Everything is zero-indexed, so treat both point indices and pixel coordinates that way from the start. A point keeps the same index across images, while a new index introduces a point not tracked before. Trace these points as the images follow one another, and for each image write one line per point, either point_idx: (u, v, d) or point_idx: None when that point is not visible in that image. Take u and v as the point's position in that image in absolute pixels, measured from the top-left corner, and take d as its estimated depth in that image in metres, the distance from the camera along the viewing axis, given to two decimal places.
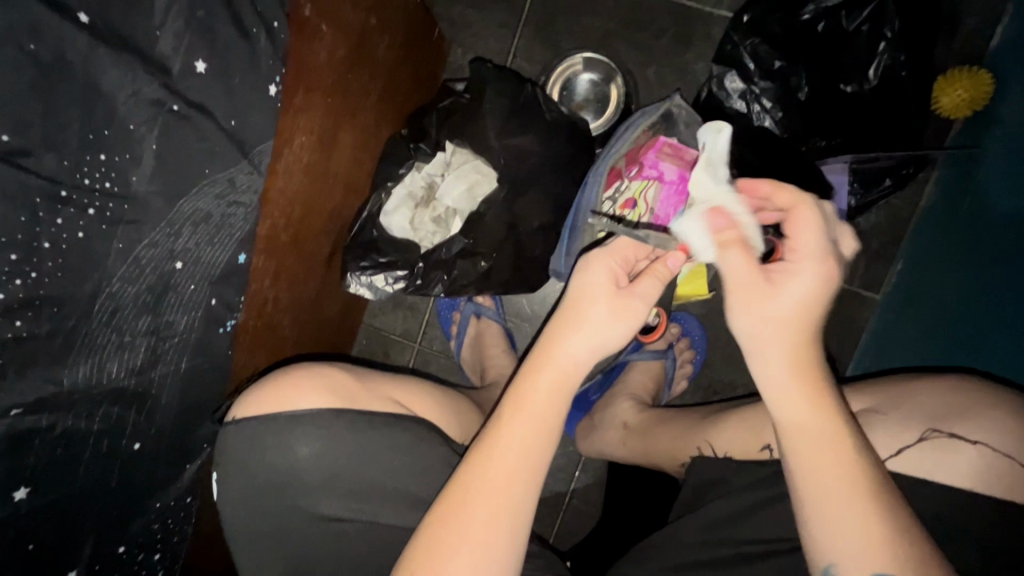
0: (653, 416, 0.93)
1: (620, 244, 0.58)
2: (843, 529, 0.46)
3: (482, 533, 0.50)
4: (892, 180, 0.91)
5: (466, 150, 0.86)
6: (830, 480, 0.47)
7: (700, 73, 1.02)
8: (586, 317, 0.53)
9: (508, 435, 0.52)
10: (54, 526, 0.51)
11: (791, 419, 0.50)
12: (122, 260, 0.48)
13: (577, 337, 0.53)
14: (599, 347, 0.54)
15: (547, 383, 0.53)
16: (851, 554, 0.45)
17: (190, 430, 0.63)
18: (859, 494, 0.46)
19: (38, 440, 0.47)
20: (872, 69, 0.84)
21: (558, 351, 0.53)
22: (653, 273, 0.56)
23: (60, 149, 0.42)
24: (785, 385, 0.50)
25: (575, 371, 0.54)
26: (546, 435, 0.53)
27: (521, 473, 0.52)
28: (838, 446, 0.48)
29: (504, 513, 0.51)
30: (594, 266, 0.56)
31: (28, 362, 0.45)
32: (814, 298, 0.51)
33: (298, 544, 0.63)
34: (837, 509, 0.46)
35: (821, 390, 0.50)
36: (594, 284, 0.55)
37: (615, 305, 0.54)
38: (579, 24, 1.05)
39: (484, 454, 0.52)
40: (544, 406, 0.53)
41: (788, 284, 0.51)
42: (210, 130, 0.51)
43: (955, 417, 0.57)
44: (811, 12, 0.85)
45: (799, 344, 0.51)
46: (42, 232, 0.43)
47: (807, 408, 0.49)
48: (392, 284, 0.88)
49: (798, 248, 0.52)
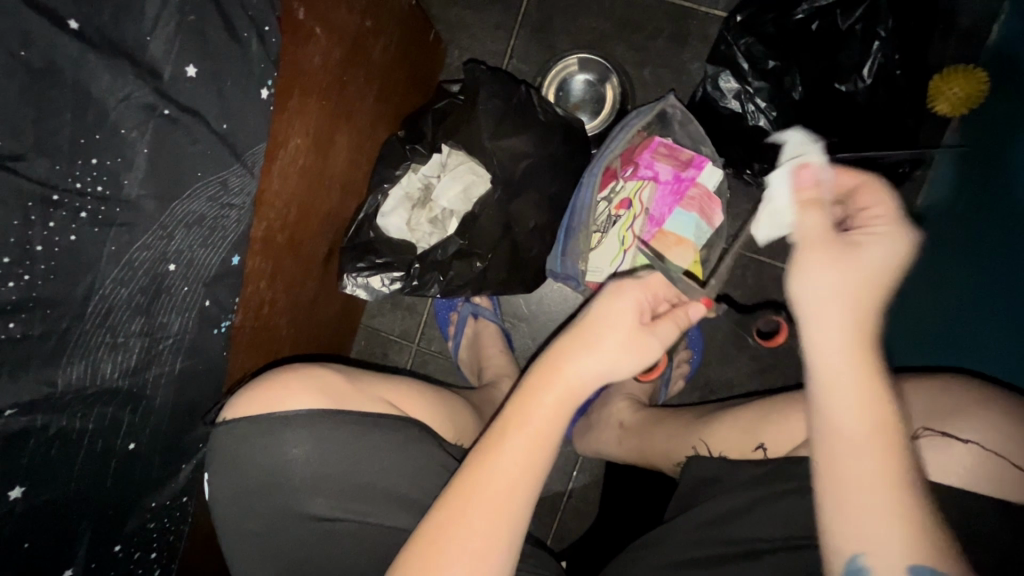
0: (648, 416, 0.93)
1: (654, 278, 0.58)
2: (872, 522, 0.42)
3: (480, 540, 0.50)
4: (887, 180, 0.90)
5: (460, 151, 0.87)
6: (868, 468, 0.43)
7: (695, 73, 1.02)
8: (607, 344, 0.54)
9: (513, 448, 0.52)
10: (50, 525, 0.52)
11: (841, 402, 0.45)
12: (114, 263, 0.49)
13: (590, 358, 0.53)
14: (609, 374, 0.54)
15: (555, 401, 0.53)
16: (878, 550, 0.42)
17: (184, 430, 0.64)
18: (895, 488, 0.43)
19: (31, 440, 0.48)
20: (866, 68, 0.83)
21: (571, 372, 0.53)
22: (671, 316, 0.57)
23: (51, 154, 0.43)
24: (838, 365, 0.46)
25: (582, 392, 0.54)
26: (548, 448, 0.53)
27: (521, 484, 0.52)
28: (882, 437, 0.44)
29: (504, 520, 0.51)
30: (624, 294, 0.56)
31: (21, 362, 0.45)
32: (895, 267, 0.48)
33: (292, 543, 0.63)
34: (866, 497, 0.43)
35: (875, 376, 0.45)
36: (620, 313, 0.55)
37: (637, 340, 0.54)
38: (574, 24, 1.05)
39: (492, 462, 0.52)
40: (552, 422, 0.53)
41: (872, 247, 0.48)
42: (202, 132, 0.51)
43: (947, 417, 0.58)
44: (804, 11, 0.85)
45: (860, 320, 0.46)
46: (34, 235, 0.43)
47: (856, 394, 0.45)
48: (389, 285, 0.89)
49: (877, 212, 0.51)
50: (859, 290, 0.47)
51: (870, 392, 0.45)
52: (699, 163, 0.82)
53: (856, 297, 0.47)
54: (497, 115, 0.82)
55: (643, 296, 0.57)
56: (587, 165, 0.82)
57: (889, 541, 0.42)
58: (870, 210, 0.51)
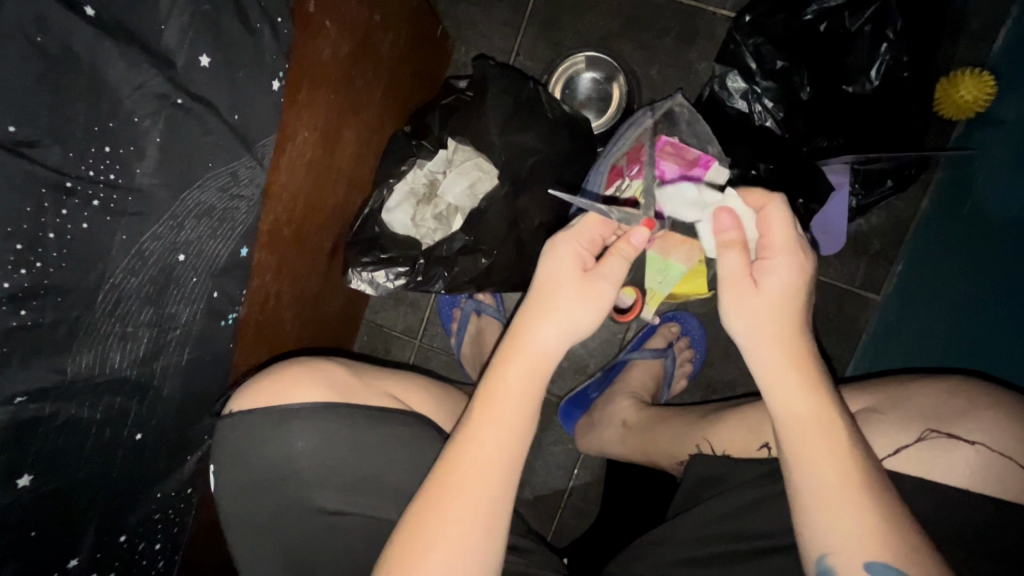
0: (652, 415, 0.93)
1: (585, 225, 0.57)
2: (835, 538, 0.47)
3: (475, 506, 0.51)
4: (894, 181, 0.92)
5: (467, 147, 0.87)
6: (820, 471, 0.48)
7: (702, 72, 1.02)
8: (573, 313, 0.53)
9: (493, 414, 0.53)
10: (57, 514, 0.52)
11: (785, 406, 0.50)
12: (125, 251, 0.48)
13: (549, 325, 0.53)
14: (575, 333, 0.54)
15: (519, 372, 0.53)
16: (843, 553, 0.47)
17: (190, 422, 0.63)
18: (856, 495, 0.47)
19: (41, 428, 0.48)
20: (874, 70, 0.84)
21: (534, 343, 0.53)
22: (620, 252, 0.55)
23: (65, 141, 0.43)
24: (781, 391, 0.51)
25: (549, 363, 0.54)
26: (526, 423, 0.53)
27: (511, 448, 0.53)
28: (837, 449, 0.48)
29: (499, 480, 0.52)
30: (560, 250, 0.56)
31: (31, 352, 0.45)
32: (795, 292, 0.52)
33: (299, 535, 0.64)
34: (834, 498, 0.47)
35: (822, 390, 0.50)
36: (564, 270, 0.55)
37: (585, 291, 0.54)
38: (582, 22, 1.05)
39: (467, 443, 0.52)
40: (522, 386, 0.53)
41: (772, 281, 0.52)
42: (214, 123, 0.51)
43: (952, 418, 0.58)
44: (813, 12, 0.84)
45: (789, 346, 0.51)
46: (47, 222, 0.43)
47: (809, 415, 0.49)
48: (392, 280, 0.89)
49: (772, 245, 0.53)
50: (775, 319, 0.51)
51: (814, 405, 0.50)
52: (706, 162, 0.78)
53: (779, 323, 0.51)
54: (505, 111, 0.82)
55: (578, 245, 0.56)
56: (595, 164, 0.88)
57: (857, 546, 0.46)
58: (766, 241, 0.53)
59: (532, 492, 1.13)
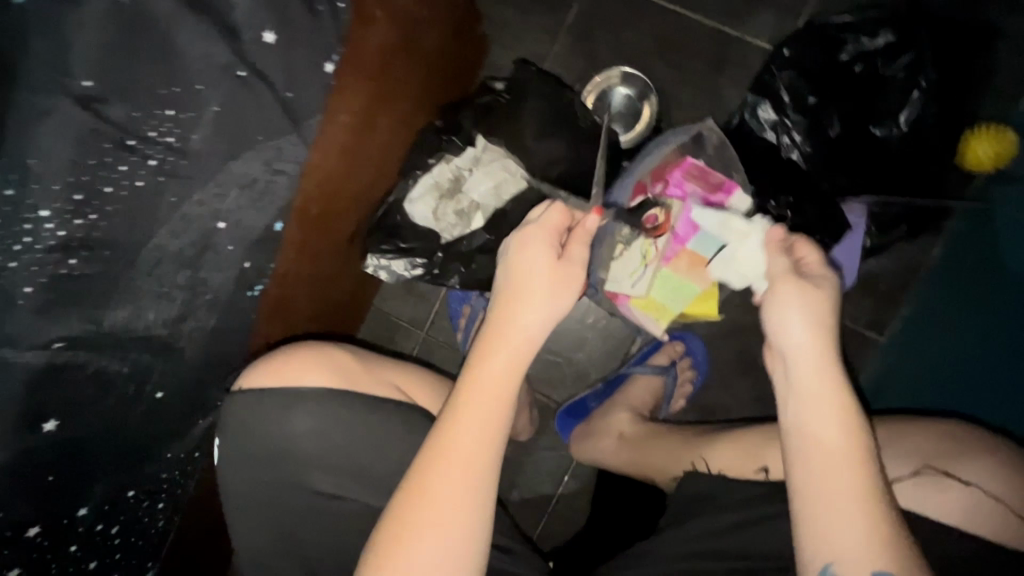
0: (647, 429, 0.96)
1: (551, 214, 0.58)
2: (841, 543, 0.48)
3: (463, 477, 0.52)
4: (908, 227, 0.94)
5: (497, 147, 0.85)
6: (830, 478, 0.49)
7: (732, 100, 1.04)
8: (539, 299, 0.56)
9: (483, 384, 0.55)
10: (77, 462, 0.53)
11: (813, 413, 0.52)
12: (171, 213, 0.49)
13: (523, 309, 0.56)
14: (546, 319, 0.56)
15: (499, 354, 0.56)
16: (853, 557, 0.47)
17: (206, 387, 0.64)
18: (869, 502, 0.48)
19: (72, 376, 0.49)
20: (903, 115, 0.86)
21: (510, 326, 0.56)
22: (579, 241, 0.58)
23: (131, 101, 0.45)
24: (818, 394, 0.53)
25: (527, 346, 0.56)
26: (505, 405, 0.55)
27: (495, 422, 0.54)
28: (856, 454, 0.50)
29: (488, 451, 0.53)
30: (531, 237, 0.58)
31: (73, 300, 0.46)
32: (837, 302, 0.57)
33: (300, 505, 0.65)
34: (841, 501, 0.48)
35: (848, 401, 0.52)
36: (537, 257, 0.57)
37: (555, 281, 0.56)
38: (620, 38, 1.07)
39: (454, 424, 0.54)
40: (502, 365, 0.55)
41: (822, 285, 0.57)
42: (267, 98, 0.51)
43: (950, 458, 0.59)
44: (849, 53, 0.87)
45: (833, 349, 0.55)
46: (105, 176, 0.45)
47: (832, 418, 0.52)
48: (410, 270, 0.91)
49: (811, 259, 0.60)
50: (825, 332, 0.55)
51: (841, 418, 0.52)
52: (729, 188, 0.87)
53: (824, 327, 0.55)
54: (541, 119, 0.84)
55: (549, 233, 0.58)
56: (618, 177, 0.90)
57: (863, 553, 0.47)
58: (806, 258, 0.60)
59: (521, 495, 1.13)
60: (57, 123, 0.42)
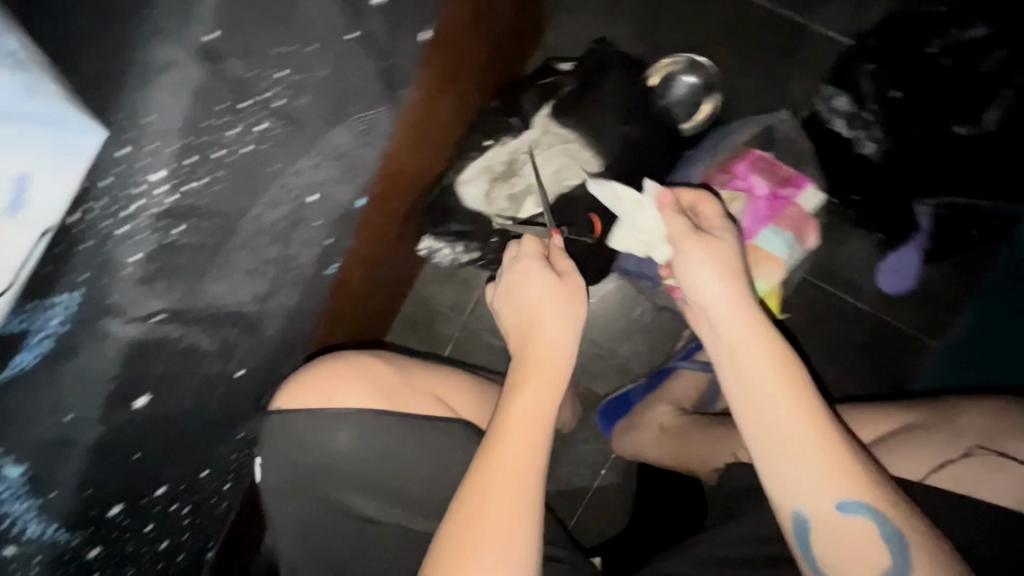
0: (691, 420, 0.93)
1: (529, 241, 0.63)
2: (810, 487, 0.47)
3: (517, 476, 0.53)
4: (978, 231, 0.91)
5: (561, 130, 0.83)
6: (787, 426, 0.48)
7: (797, 92, 1.01)
8: (555, 320, 0.59)
9: (524, 398, 0.57)
10: (156, 435, 0.52)
11: (743, 363, 0.52)
12: (272, 183, 0.48)
13: (549, 328, 0.59)
14: (569, 333, 0.60)
15: (537, 370, 0.58)
16: (821, 498, 0.47)
17: (272, 365, 0.63)
18: (821, 440, 0.48)
19: (164, 349, 0.48)
20: (991, 113, 0.80)
21: (540, 343, 0.59)
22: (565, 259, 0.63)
23: (248, 58, 0.43)
24: (741, 344, 0.52)
25: (560, 358, 0.59)
26: (547, 417, 0.57)
27: (539, 430, 0.56)
28: (797, 395, 0.49)
29: (538, 454, 0.55)
30: (524, 265, 0.62)
31: (176, 269, 0.46)
32: (742, 256, 0.58)
33: (361, 490, 0.64)
34: (794, 446, 0.48)
35: (779, 344, 0.52)
36: (537, 282, 0.61)
37: (565, 300, 0.60)
38: (683, 23, 1.03)
39: (500, 440, 0.55)
40: (541, 380, 0.58)
41: (725, 237, 0.59)
42: (366, 67, 0.50)
43: (1004, 438, 0.56)
44: (937, 46, 0.82)
45: (745, 293, 0.55)
46: (217, 139, 0.43)
47: (763, 362, 0.51)
48: (465, 254, 0.90)
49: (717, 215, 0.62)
50: (729, 275, 0.55)
51: (774, 366, 0.51)
52: (799, 182, 0.85)
53: (734, 274, 0.56)
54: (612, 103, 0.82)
55: (536, 257, 0.62)
56: (686, 164, 0.90)
57: (829, 492, 0.47)
58: (711, 214, 0.62)
59: (556, 487, 1.11)
60: (176, 75, 0.40)
